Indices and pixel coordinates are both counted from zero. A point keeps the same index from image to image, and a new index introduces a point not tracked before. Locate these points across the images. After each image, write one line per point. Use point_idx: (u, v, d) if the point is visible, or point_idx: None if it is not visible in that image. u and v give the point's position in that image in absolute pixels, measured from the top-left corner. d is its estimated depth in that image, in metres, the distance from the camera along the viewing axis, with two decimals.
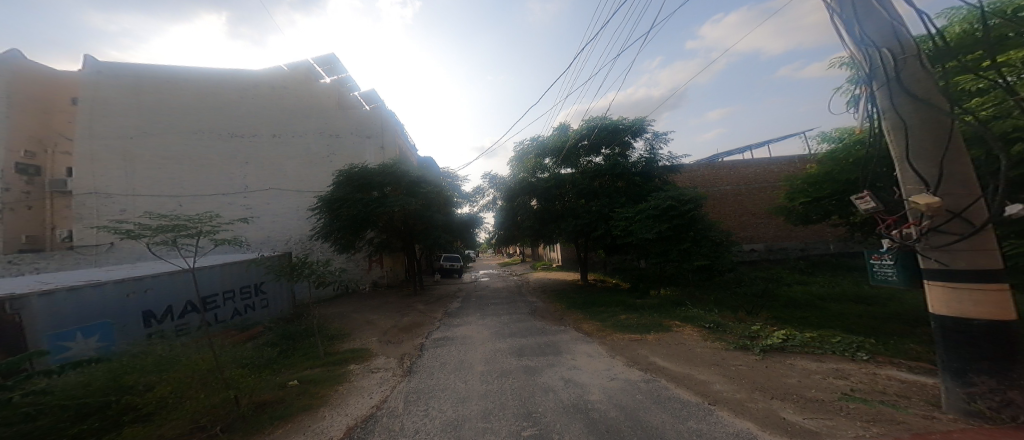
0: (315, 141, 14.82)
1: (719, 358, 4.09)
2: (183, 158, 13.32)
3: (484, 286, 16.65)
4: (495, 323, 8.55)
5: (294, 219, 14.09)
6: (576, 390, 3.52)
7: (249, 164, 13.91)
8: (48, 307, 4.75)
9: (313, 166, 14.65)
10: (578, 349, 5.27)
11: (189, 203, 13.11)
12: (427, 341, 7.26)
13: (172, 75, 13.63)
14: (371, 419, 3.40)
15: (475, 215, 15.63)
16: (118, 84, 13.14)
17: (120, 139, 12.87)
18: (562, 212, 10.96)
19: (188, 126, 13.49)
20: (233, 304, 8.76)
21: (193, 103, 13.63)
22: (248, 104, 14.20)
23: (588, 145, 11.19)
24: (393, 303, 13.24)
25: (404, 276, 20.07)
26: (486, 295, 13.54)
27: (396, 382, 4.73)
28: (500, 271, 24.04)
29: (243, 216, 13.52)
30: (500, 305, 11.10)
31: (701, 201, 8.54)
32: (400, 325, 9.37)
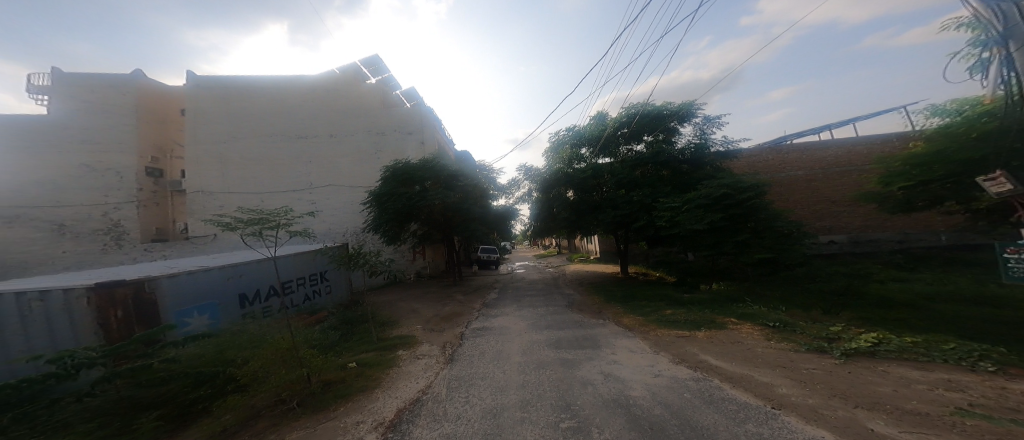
0: (364, 140, 15.70)
1: (786, 361, 3.78)
2: (259, 159, 14.84)
3: (520, 277, 16.83)
4: (531, 314, 8.63)
5: (349, 213, 15.19)
6: (617, 385, 3.45)
7: (312, 163, 15.19)
8: (173, 288, 5.52)
9: (363, 163, 15.57)
10: (619, 344, 5.16)
11: (267, 198, 14.63)
12: (466, 331, 7.51)
13: (247, 84, 15.03)
14: (418, 403, 3.59)
15: (511, 207, 15.82)
16: (207, 94, 14.70)
17: (210, 143, 14.54)
18: (599, 203, 10.68)
19: (261, 129, 14.96)
20: (305, 289, 9.69)
21: (267, 109, 15.07)
22: (309, 107, 15.42)
23: (629, 133, 10.69)
24: (434, 293, 13.83)
25: (444, 267, 20.88)
26: (522, 287, 13.69)
27: (440, 368, 4.96)
28: (537, 263, 24.12)
29: (309, 210, 14.88)
30: (536, 297, 11.17)
31: (763, 189, 7.85)
32: (441, 314, 9.79)
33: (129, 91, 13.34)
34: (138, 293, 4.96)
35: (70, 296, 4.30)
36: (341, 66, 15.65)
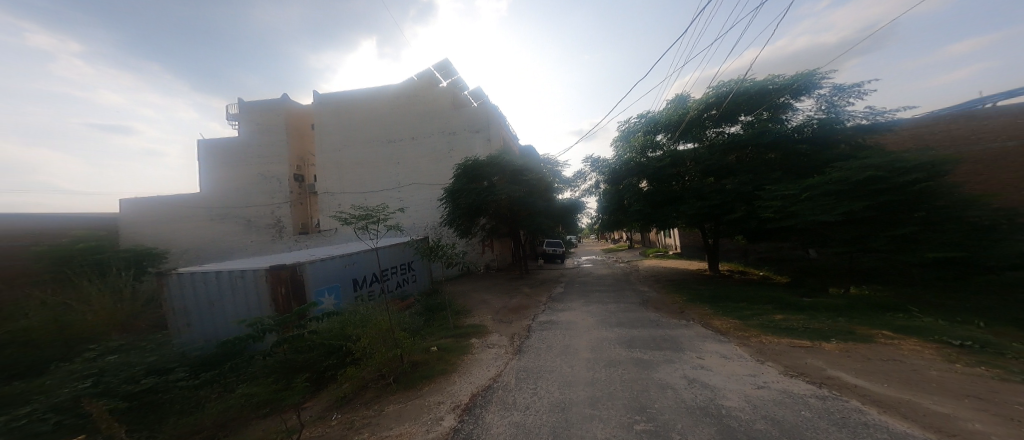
0: (439, 140, 16.79)
1: (968, 391, 2.95)
2: (362, 164, 17.17)
3: (587, 272, 16.37)
4: (601, 311, 8.33)
5: (429, 209, 16.58)
6: (705, 393, 3.11)
7: (400, 164, 16.91)
8: (313, 273, 6.84)
9: (439, 162, 16.69)
10: (707, 349, 4.66)
11: (367, 198, 16.93)
12: (534, 324, 7.56)
13: (350, 99, 17.32)
14: (489, 390, 3.75)
15: (577, 200, 15.53)
16: (325, 110, 17.41)
17: (329, 152, 17.37)
18: (680, 194, 9.77)
19: (362, 137, 17.19)
20: (397, 277, 10.87)
21: (366, 118, 17.23)
22: (397, 114, 17.08)
23: (718, 116, 9.60)
24: (502, 285, 14.28)
25: (511, 260, 21.42)
26: (590, 281, 13.31)
27: (509, 359, 5.08)
28: (607, 257, 23.13)
29: (399, 206, 16.69)
30: (606, 292, 10.76)
31: (937, 166, 6.11)
32: (509, 305, 10.04)
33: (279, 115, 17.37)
34: (293, 275, 6.33)
35: (256, 275, 6.13)
36: (418, 73, 16.91)
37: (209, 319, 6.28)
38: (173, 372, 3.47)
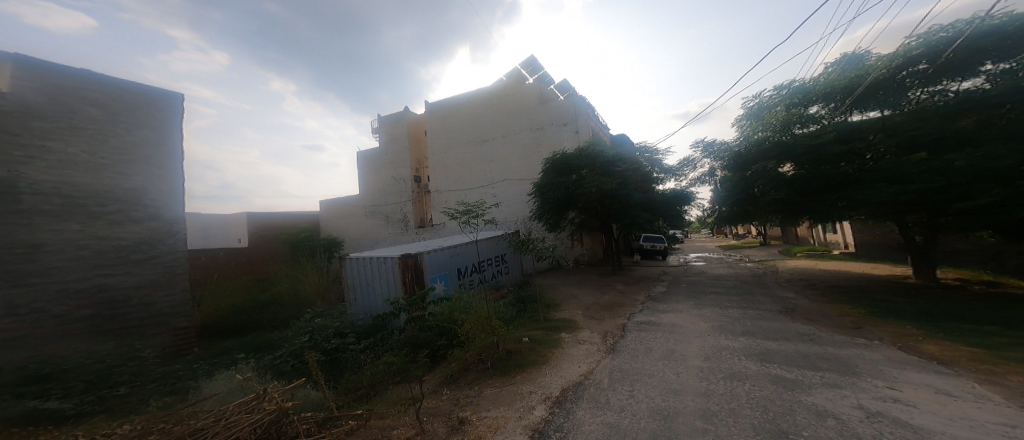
0: (527, 136, 17.23)
1: None
2: (463, 163, 18.82)
3: (695, 271, 14.56)
4: (715, 316, 7.29)
5: (519, 204, 17.23)
6: (901, 432, 2.43)
7: (493, 162, 18.00)
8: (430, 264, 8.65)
9: (528, 157, 17.16)
10: (904, 379, 3.58)
11: (466, 194, 18.52)
12: (629, 323, 7.08)
13: (453, 105, 19.23)
14: (581, 386, 3.93)
15: (685, 190, 14.14)
16: (433, 118, 19.74)
17: (437, 155, 19.75)
18: (853, 177, 7.55)
19: (463, 139, 18.83)
20: (491, 268, 11.67)
21: (463, 122, 18.85)
22: (492, 114, 18.16)
23: (926, 74, 6.81)
24: (593, 280, 13.85)
25: (602, 255, 20.58)
26: (702, 282, 11.80)
27: (601, 356, 4.93)
28: (722, 255, 20.12)
29: (494, 202, 17.83)
30: (723, 295, 9.37)
31: None
32: (601, 302, 9.65)
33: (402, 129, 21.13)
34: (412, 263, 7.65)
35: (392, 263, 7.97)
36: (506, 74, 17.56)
37: (369, 295, 9.02)
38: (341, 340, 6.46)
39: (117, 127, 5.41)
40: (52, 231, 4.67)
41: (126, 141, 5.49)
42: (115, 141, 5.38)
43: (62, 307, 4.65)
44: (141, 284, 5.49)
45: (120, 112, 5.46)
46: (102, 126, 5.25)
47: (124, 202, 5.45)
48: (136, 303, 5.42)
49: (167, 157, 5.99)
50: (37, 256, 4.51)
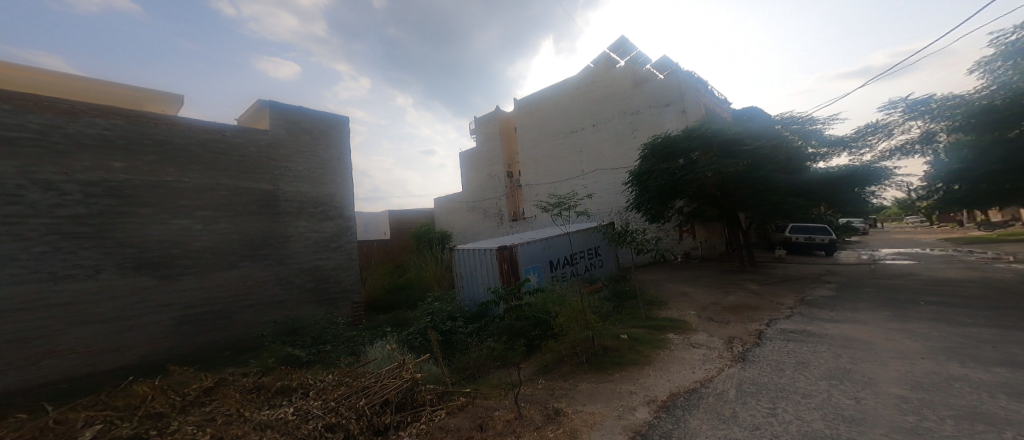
0: (620, 123, 15.83)
1: None
2: (554, 156, 18.26)
3: (876, 274, 10.93)
4: (917, 332, 5.24)
5: (614, 194, 16.05)
6: None
7: (583, 152, 17.11)
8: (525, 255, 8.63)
9: (622, 144, 15.78)
10: None
11: (558, 187, 17.99)
12: (767, 330, 5.81)
13: (540, 100, 18.77)
14: (695, 393, 3.53)
15: (874, 167, 10.96)
16: (522, 115, 19.59)
17: (528, 151, 19.54)
18: None
19: (553, 131, 18.28)
20: (586, 261, 11.04)
21: (551, 115, 18.39)
22: (582, 103, 17.20)
23: None
24: (712, 277, 11.86)
25: (723, 249, 17.57)
26: (909, 290, 8.58)
27: (724, 365, 4.39)
28: (922, 253, 14.64)
29: (586, 193, 16.96)
30: (931, 308, 6.75)
31: None
32: (723, 303, 8.11)
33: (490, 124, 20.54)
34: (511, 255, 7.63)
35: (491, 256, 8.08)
36: (594, 60, 16.46)
37: (471, 283, 9.47)
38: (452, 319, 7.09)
39: (316, 148, 7.25)
40: (295, 227, 6.74)
41: (321, 161, 7.29)
42: (315, 158, 7.21)
43: (299, 282, 6.71)
44: (336, 267, 7.28)
45: (315, 137, 7.27)
46: (309, 148, 7.11)
47: (326, 205, 7.30)
48: (333, 280, 7.24)
49: (344, 166, 7.66)
50: (287, 246, 6.59)
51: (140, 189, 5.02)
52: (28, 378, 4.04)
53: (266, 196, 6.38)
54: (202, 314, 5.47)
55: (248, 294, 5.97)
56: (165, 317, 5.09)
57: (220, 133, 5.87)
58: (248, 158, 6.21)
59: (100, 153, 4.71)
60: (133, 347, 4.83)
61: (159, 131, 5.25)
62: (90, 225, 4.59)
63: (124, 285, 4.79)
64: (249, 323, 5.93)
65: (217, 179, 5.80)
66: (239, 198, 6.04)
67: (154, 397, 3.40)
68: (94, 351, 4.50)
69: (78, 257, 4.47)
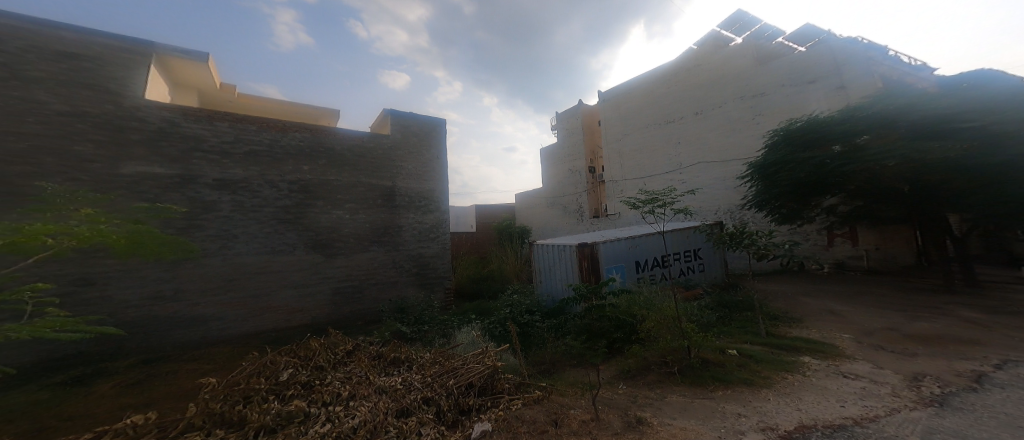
0: (735, 108, 12.73)
1: None
2: (646, 148, 15.68)
3: None
4: None
5: (723, 189, 12.90)
6: None
7: (682, 143, 14.21)
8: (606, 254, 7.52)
9: (738, 132, 12.62)
10: None
11: (648, 181, 15.31)
12: (995, 374, 3.58)
13: (630, 89, 16.31)
14: (843, 432, 2.43)
15: None
16: (608, 107, 17.23)
17: (613, 142, 16.92)
18: None
19: (645, 123, 15.59)
20: (680, 265, 8.98)
21: (641, 104, 15.81)
22: (683, 90, 14.29)
23: None
24: (880, 292, 8.30)
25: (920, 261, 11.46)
26: None
27: (899, 405, 2.91)
28: None
29: (685, 189, 14.01)
30: None
31: None
32: (906, 328, 5.45)
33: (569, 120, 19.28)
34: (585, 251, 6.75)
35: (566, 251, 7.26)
36: (698, 41, 13.78)
37: (549, 284, 8.75)
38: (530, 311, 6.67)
39: (422, 148, 8.04)
40: (407, 219, 7.65)
41: (434, 159, 8.21)
42: (421, 157, 8.01)
43: (406, 267, 7.49)
44: (434, 254, 7.96)
45: (421, 138, 8.08)
46: (417, 149, 7.93)
47: (436, 200, 8.15)
48: (431, 267, 7.89)
49: (442, 165, 8.29)
50: (400, 234, 7.53)
51: (320, 186, 6.61)
52: (271, 322, 6.01)
53: (386, 191, 7.42)
54: (348, 287, 6.80)
55: (373, 275, 7.10)
56: (327, 287, 6.57)
57: (359, 139, 7.17)
58: (374, 158, 7.32)
59: (292, 159, 6.35)
60: (312, 309, 6.43)
61: (324, 140, 6.76)
62: (287, 211, 6.22)
63: (309, 259, 6.41)
64: (378, 300, 7.12)
65: (357, 178, 7.09)
66: (369, 192, 7.22)
67: (318, 352, 3.94)
68: (289, 309, 6.17)
69: (285, 237, 6.17)
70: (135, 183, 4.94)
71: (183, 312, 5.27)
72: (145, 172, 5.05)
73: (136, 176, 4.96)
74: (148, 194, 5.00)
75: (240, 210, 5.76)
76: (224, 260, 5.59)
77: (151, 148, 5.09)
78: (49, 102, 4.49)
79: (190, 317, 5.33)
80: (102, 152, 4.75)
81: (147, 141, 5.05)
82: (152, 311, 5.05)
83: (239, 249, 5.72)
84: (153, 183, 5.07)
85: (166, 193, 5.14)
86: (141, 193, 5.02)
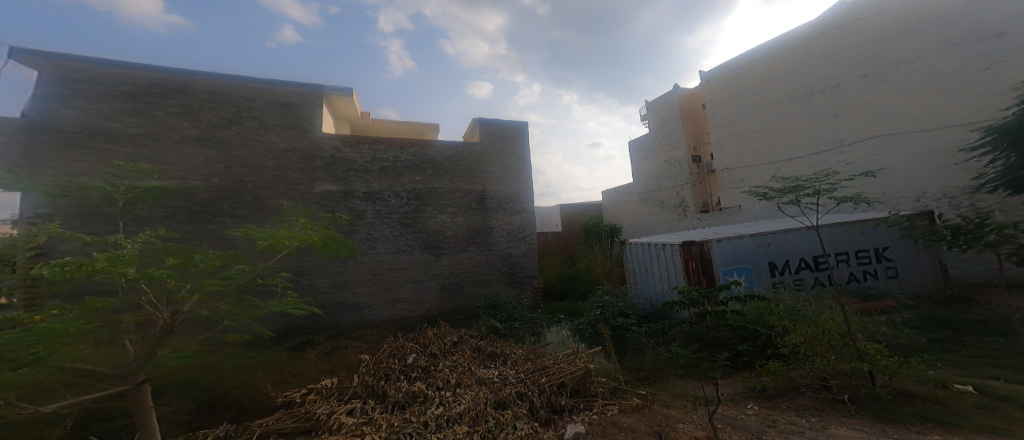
0: (943, 58, 7.86)
1: None
2: (771, 128, 10.90)
3: None
4: None
5: (931, 164, 8.00)
6: None
7: (841, 115, 9.36)
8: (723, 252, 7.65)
9: (953, 90, 7.71)
10: None
11: (783, 166, 10.56)
12: None
13: (743, 63, 11.67)
14: None
15: None
16: (716, 85, 12.43)
17: (722, 125, 12.24)
18: None
19: (771, 98, 10.87)
20: (848, 268, 6.56)
21: (766, 73, 11.00)
22: (839, 49, 9.43)
23: None
24: None
25: None
26: None
27: None
28: None
29: (858, 171, 9.04)
30: None
31: None
32: None
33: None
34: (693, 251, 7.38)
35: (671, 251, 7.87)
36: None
37: (651, 284, 9.58)
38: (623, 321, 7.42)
39: (508, 152, 10.71)
40: (498, 221, 10.37)
41: (515, 163, 10.80)
42: (506, 161, 10.68)
43: (498, 266, 10.21)
44: (521, 254, 10.49)
45: (507, 143, 10.72)
46: (502, 153, 10.58)
47: (519, 199, 10.75)
48: (520, 266, 10.46)
49: (524, 166, 10.87)
50: (492, 235, 10.23)
51: (429, 192, 9.68)
52: (396, 308, 9.14)
53: (479, 195, 10.23)
54: (452, 283, 9.71)
55: (471, 272, 9.91)
56: (435, 283, 9.56)
57: (460, 150, 10.12)
58: (468, 162, 10.19)
59: (408, 172, 9.52)
60: (423, 300, 9.42)
61: (432, 153, 9.84)
62: (408, 216, 9.44)
63: (422, 258, 9.48)
64: (471, 296, 9.84)
65: (453, 184, 9.98)
66: (466, 197, 10.09)
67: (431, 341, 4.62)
68: (411, 300, 9.29)
69: (395, 239, 9.24)
70: (318, 198, 8.49)
71: (348, 299, 8.69)
72: (327, 189, 8.58)
73: (320, 193, 8.52)
74: (326, 205, 8.54)
75: (380, 217, 9.12)
76: (371, 258, 8.99)
77: (327, 170, 8.63)
78: (278, 142, 8.20)
79: (350, 304, 8.71)
80: (304, 177, 8.42)
81: (324, 166, 8.59)
82: (342, 285, 8.75)
83: (376, 246, 9.07)
84: (327, 199, 8.58)
85: (337, 205, 8.67)
86: (325, 204, 8.58)
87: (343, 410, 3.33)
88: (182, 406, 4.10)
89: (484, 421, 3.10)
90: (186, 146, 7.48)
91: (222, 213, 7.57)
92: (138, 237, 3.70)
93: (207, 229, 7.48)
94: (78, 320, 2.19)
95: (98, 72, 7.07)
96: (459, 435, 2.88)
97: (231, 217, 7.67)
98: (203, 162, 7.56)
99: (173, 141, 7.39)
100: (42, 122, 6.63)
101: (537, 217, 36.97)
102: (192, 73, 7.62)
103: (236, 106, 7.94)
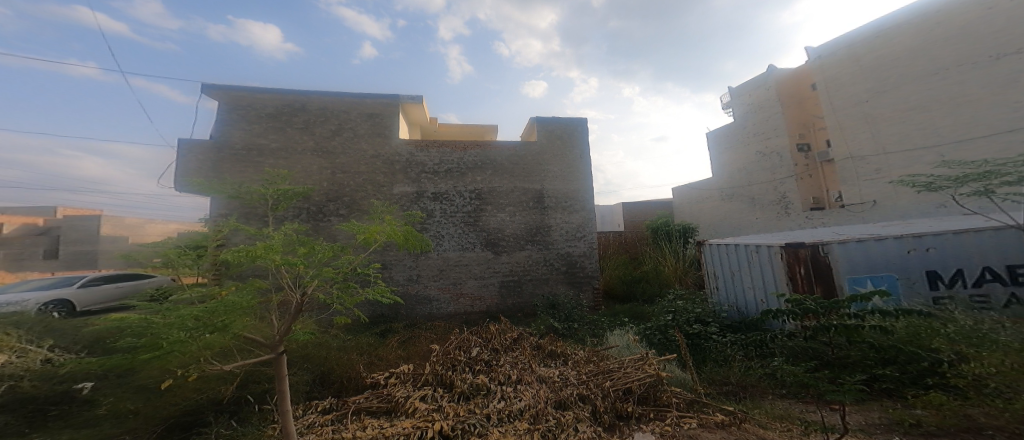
0: None
1: None
2: (933, 104, 8.06)
3: None
4: None
5: None
6: None
7: None
8: (846, 256, 4.48)
9: None
10: None
11: (951, 149, 7.78)
12: None
13: (882, 27, 8.97)
14: None
15: None
16: (834, 61, 9.91)
17: (851, 106, 9.49)
18: None
19: (921, 72, 8.27)
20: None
21: (940, 32, 8.01)
22: (999, 19, 7.34)
23: None
24: None
25: None
26: None
27: None
28: None
29: None
30: None
31: None
32: None
33: (771, 86, 12.46)
34: (815, 256, 4.57)
35: (771, 252, 5.05)
36: None
37: (728, 289, 6.41)
38: (714, 325, 5.61)
39: (567, 149, 9.66)
40: (557, 220, 9.35)
41: (583, 161, 9.73)
42: (565, 159, 9.64)
43: (557, 265, 9.18)
44: (582, 253, 9.34)
45: (567, 141, 9.71)
46: (562, 151, 9.62)
47: (586, 198, 9.62)
48: (580, 266, 9.30)
49: (584, 164, 9.71)
50: (551, 234, 9.27)
51: (490, 193, 9.08)
52: (457, 307, 8.69)
53: (538, 194, 9.35)
54: (511, 281, 8.97)
55: (530, 271, 9.04)
56: (495, 282, 8.89)
57: (512, 149, 9.32)
58: (523, 163, 9.37)
59: (471, 172, 9.05)
60: (483, 299, 8.84)
61: (491, 153, 9.23)
62: (471, 215, 8.94)
63: (483, 256, 8.90)
64: (532, 294, 9.00)
65: (513, 183, 9.26)
66: (525, 196, 9.28)
67: (493, 336, 4.96)
68: (473, 297, 8.78)
69: (466, 238, 8.85)
70: (399, 198, 8.59)
71: (419, 291, 8.55)
72: (405, 191, 8.65)
73: (400, 194, 8.60)
74: (403, 205, 8.58)
75: (445, 216, 8.81)
76: (438, 255, 8.70)
77: (401, 172, 8.66)
78: (368, 150, 8.56)
79: (421, 296, 8.55)
80: (387, 180, 8.58)
81: (394, 169, 8.63)
82: (420, 278, 8.60)
83: (445, 245, 8.74)
84: (405, 198, 8.62)
85: (411, 206, 8.63)
86: (402, 204, 8.63)
87: (418, 396, 3.76)
88: (305, 377, 4.16)
89: (546, 421, 3.27)
90: (308, 157, 8.23)
91: (330, 213, 8.22)
92: (283, 228, 3.22)
93: (320, 225, 8.13)
94: (249, 296, 2.54)
95: (251, 97, 8.14)
96: (520, 430, 3.11)
97: (337, 216, 8.25)
98: (318, 169, 8.27)
99: (296, 153, 8.18)
100: (220, 142, 7.87)
101: (600, 217, 33.00)
102: (309, 92, 8.33)
103: (337, 119, 8.49)
